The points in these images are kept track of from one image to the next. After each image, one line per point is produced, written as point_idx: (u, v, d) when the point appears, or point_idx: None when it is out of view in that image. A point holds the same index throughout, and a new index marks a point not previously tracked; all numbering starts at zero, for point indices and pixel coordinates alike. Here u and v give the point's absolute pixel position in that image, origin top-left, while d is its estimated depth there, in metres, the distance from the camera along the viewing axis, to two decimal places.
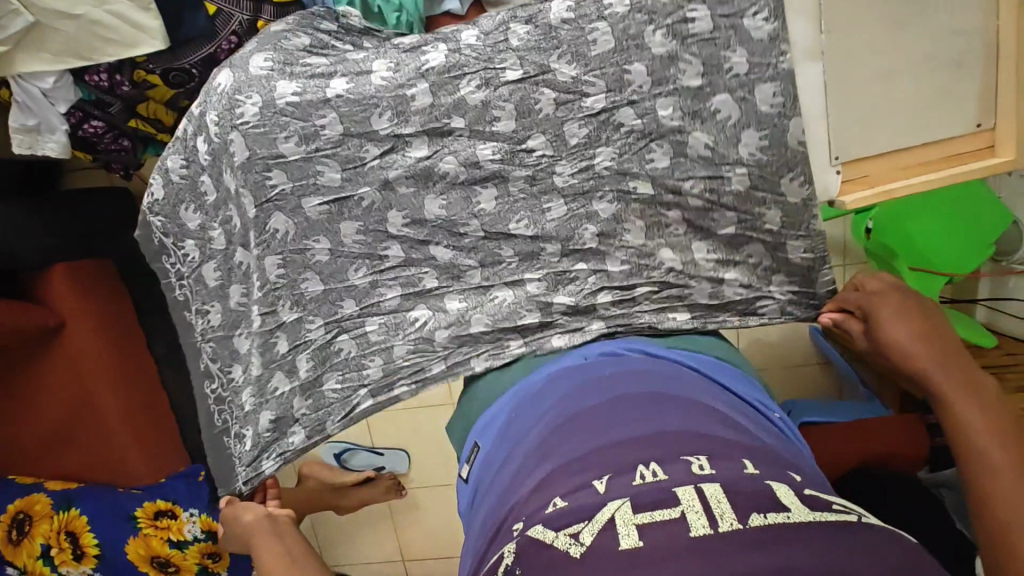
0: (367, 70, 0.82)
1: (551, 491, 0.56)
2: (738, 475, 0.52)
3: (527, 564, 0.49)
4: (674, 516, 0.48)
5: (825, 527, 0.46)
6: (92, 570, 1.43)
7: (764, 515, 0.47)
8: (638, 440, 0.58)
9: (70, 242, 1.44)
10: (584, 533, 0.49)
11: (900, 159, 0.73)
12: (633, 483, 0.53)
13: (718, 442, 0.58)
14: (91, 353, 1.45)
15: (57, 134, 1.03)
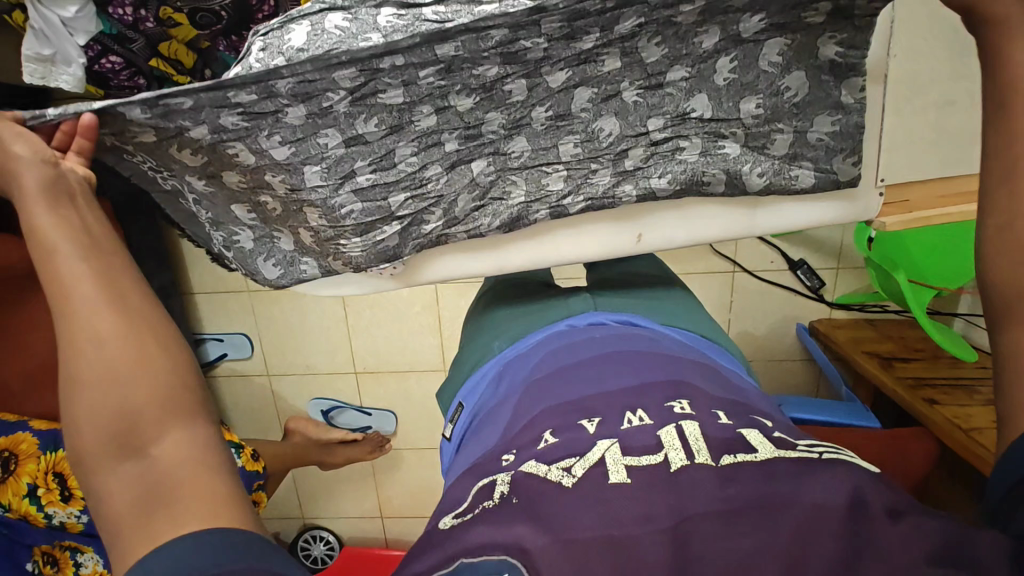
0: (479, 130, 0.71)
1: (544, 428, 0.61)
2: (716, 423, 0.57)
3: (520, 497, 0.50)
4: (659, 460, 0.52)
5: (788, 462, 0.51)
6: (79, 512, 1.39)
7: (735, 455, 0.52)
8: (626, 392, 0.65)
9: None
10: (574, 468, 0.52)
11: (937, 188, 0.76)
12: (620, 427, 0.58)
13: (696, 392, 0.64)
14: None
15: (72, 67, 0.96)
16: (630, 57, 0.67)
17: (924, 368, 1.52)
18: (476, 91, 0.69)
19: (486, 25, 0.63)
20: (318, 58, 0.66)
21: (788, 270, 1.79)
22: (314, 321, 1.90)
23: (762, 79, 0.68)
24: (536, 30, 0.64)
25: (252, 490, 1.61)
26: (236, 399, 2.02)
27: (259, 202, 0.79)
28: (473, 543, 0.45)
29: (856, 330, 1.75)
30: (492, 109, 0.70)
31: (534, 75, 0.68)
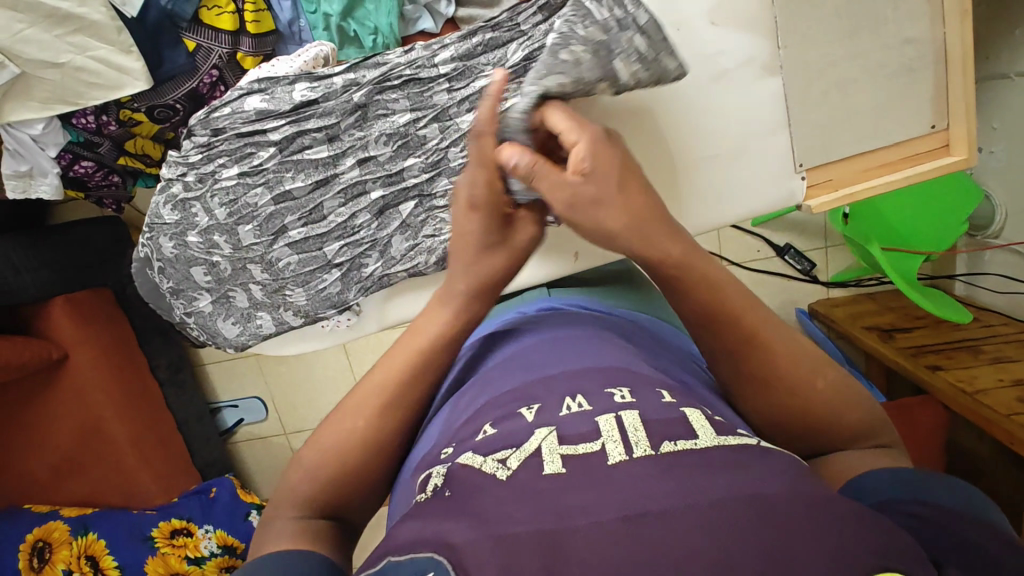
0: (399, 170, 0.73)
1: (481, 421, 0.53)
2: (658, 404, 0.49)
3: (452, 489, 0.43)
4: (595, 449, 0.44)
5: (734, 449, 0.43)
6: None
7: (675, 442, 0.43)
8: (568, 375, 0.56)
9: (67, 275, 1.47)
10: (511, 458, 0.45)
11: (857, 163, 0.76)
12: (558, 414, 0.50)
13: (638, 375, 0.56)
14: (98, 384, 1.49)
15: (48, 177, 1.05)
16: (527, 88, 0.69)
17: (928, 336, 1.48)
18: (393, 141, 0.72)
19: (392, 75, 0.70)
20: (242, 127, 0.71)
21: (777, 257, 1.77)
22: (321, 374, 1.93)
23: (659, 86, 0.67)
24: (434, 73, 0.70)
25: None
26: (259, 462, 2.05)
27: (213, 262, 0.79)
28: (400, 540, 0.40)
29: (855, 305, 1.71)
30: (409, 155, 0.73)
31: (450, 122, 0.72)
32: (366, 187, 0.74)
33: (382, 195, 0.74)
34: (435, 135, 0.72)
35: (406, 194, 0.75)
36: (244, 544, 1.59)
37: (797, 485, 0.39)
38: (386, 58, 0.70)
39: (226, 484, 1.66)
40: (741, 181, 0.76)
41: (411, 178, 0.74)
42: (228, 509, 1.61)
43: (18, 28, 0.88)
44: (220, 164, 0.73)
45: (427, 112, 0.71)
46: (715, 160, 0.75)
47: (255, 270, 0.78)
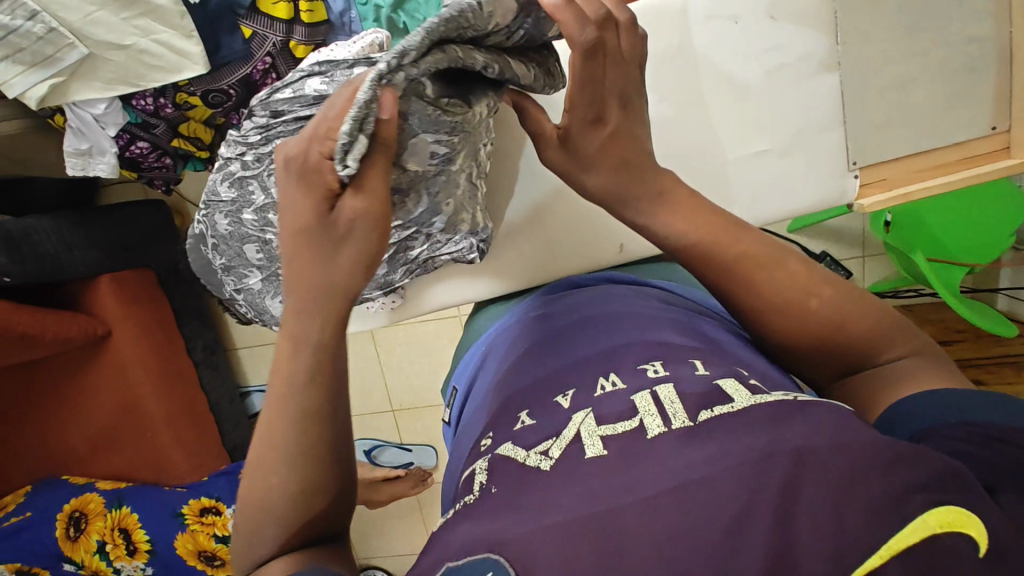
0: None
1: (521, 410, 0.53)
2: (693, 375, 0.49)
3: (499, 486, 0.43)
4: (635, 425, 0.44)
5: (771, 406, 0.42)
6: (144, 565, 1.48)
7: (713, 409, 0.43)
8: (603, 356, 0.57)
9: (114, 254, 1.51)
10: (552, 449, 0.44)
11: (912, 163, 0.75)
12: (594, 395, 0.50)
13: (673, 347, 0.56)
14: (137, 362, 1.53)
15: (107, 156, 1.09)
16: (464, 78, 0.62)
17: (969, 350, 1.44)
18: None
19: None
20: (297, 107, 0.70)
21: None
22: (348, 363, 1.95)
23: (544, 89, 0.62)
24: None
25: None
26: None
27: (265, 239, 0.80)
28: (455, 546, 0.40)
29: None
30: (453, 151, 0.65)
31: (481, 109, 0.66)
32: None
33: None
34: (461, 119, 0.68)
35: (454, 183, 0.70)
36: None
37: (834, 430, 0.39)
38: None
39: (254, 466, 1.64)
40: (790, 175, 0.75)
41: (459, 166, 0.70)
42: None
43: (87, 9, 0.91)
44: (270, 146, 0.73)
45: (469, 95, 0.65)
46: (767, 154, 0.75)
47: None
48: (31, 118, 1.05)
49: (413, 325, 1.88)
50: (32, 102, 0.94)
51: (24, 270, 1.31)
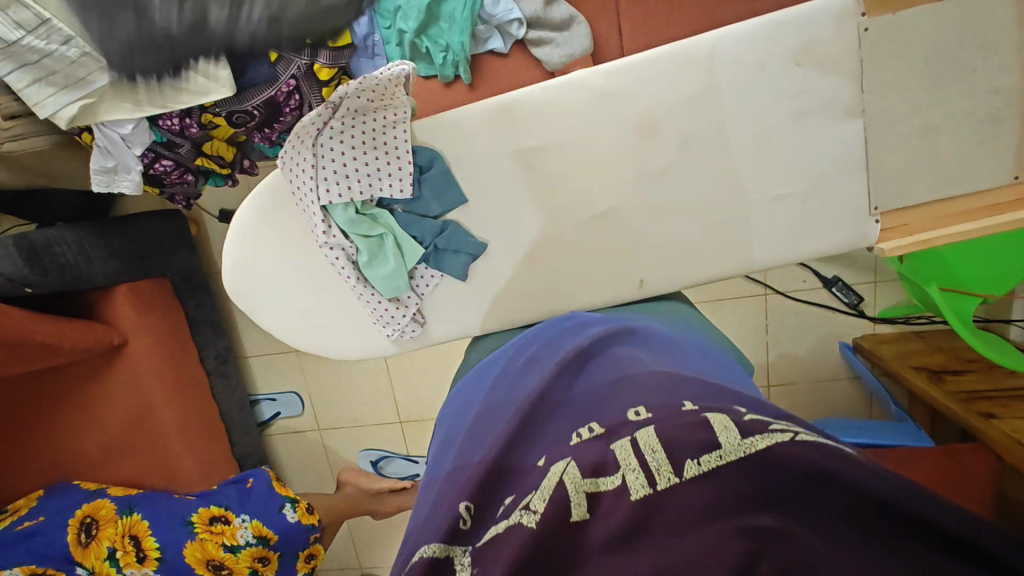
0: None
1: (501, 464, 0.47)
2: (675, 412, 0.44)
3: (484, 568, 0.38)
4: (617, 484, 0.40)
5: (772, 464, 0.36)
6: (152, 572, 1.50)
7: (698, 463, 0.38)
8: (587, 402, 0.51)
9: (132, 264, 1.53)
10: (535, 500, 0.40)
11: (936, 209, 0.75)
12: (570, 443, 0.45)
13: (650, 379, 0.51)
14: (152, 371, 1.55)
15: (131, 174, 1.10)
16: None
17: (979, 381, 1.44)
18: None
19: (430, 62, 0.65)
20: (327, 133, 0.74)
21: (823, 288, 1.75)
22: (359, 373, 1.96)
23: None
24: None
25: (310, 544, 1.65)
26: (292, 455, 2.10)
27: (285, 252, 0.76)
28: None
29: (903, 344, 1.67)
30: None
31: None
32: None
33: None
34: None
35: None
36: (276, 536, 1.59)
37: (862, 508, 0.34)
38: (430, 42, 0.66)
39: (263, 476, 1.65)
40: (812, 219, 0.76)
41: None
42: (263, 500, 1.60)
43: None
44: (291, 175, 0.76)
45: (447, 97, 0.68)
46: (790, 197, 0.75)
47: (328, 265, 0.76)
48: (61, 135, 1.07)
49: None
50: (65, 123, 0.96)
51: (47, 281, 1.33)
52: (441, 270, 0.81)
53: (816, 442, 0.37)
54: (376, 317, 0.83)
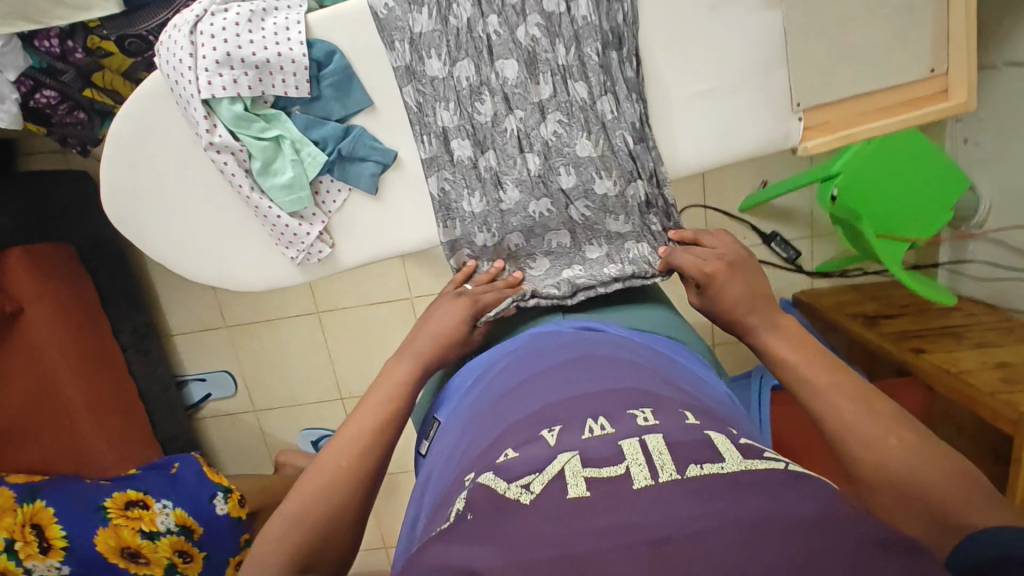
0: (499, 193, 0.81)
1: (504, 444, 0.57)
2: (680, 429, 0.54)
3: (474, 513, 0.48)
4: (619, 471, 0.49)
5: (751, 472, 0.47)
6: (60, 564, 1.31)
7: (701, 466, 0.48)
8: (591, 397, 0.60)
9: (28, 226, 1.42)
10: (534, 483, 0.49)
11: (856, 106, 0.77)
12: (581, 438, 0.54)
13: (660, 399, 0.60)
14: (53, 342, 1.41)
15: (6, 104, 0.98)
16: (470, 79, 0.77)
17: (910, 323, 1.47)
18: (512, 49, 0.77)
19: (464, 84, 0.77)
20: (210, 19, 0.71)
21: (762, 244, 1.74)
22: (294, 346, 1.85)
23: (462, 53, 0.77)
24: (493, 85, 0.78)
25: (238, 549, 1.54)
26: (225, 440, 1.97)
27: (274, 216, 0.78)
28: None
29: (841, 295, 1.69)
30: (546, 78, 0.77)
31: (465, 120, 0.78)
32: (456, 209, 0.82)
33: (454, 211, 0.83)
34: (459, 154, 0.80)
35: (468, 222, 0.82)
36: (202, 529, 1.48)
37: (806, 505, 0.43)
38: (433, 69, 0.77)
39: (190, 461, 1.56)
40: (734, 119, 0.78)
41: (470, 201, 0.81)
42: (191, 488, 1.51)
43: None
44: (169, 66, 0.71)
45: (459, 119, 0.78)
46: (711, 94, 0.77)
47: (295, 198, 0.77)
48: None
49: (364, 308, 1.80)
50: None
51: None
52: (349, 181, 0.80)
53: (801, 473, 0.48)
54: (277, 236, 0.80)
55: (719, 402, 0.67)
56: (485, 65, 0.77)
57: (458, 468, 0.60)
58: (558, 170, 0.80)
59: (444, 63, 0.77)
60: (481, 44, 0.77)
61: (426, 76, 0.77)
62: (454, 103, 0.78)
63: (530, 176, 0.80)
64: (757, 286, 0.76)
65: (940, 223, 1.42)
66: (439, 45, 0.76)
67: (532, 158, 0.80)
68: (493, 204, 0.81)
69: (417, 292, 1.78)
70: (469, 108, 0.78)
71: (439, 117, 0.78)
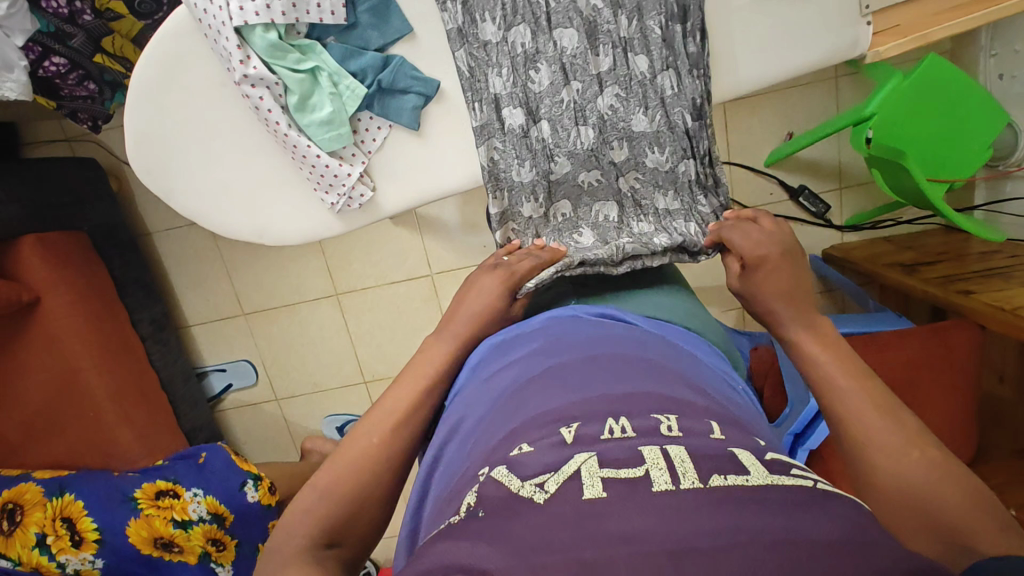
0: (550, 160, 0.81)
1: (518, 439, 0.51)
2: (705, 440, 0.46)
3: (486, 509, 0.42)
4: (639, 474, 0.42)
5: (785, 488, 0.40)
6: (93, 557, 1.28)
7: (726, 476, 0.41)
8: (613, 399, 0.53)
9: (41, 213, 1.37)
10: (549, 482, 0.43)
11: (927, 6, 0.79)
12: (599, 438, 0.47)
13: (685, 405, 0.53)
14: (69, 331, 1.37)
15: (14, 72, 0.92)
16: (526, 46, 0.78)
17: (950, 268, 1.41)
18: (573, 18, 0.77)
19: (521, 52, 0.78)
20: None
21: (790, 199, 1.68)
22: (313, 328, 1.79)
23: (519, 20, 0.77)
24: (549, 51, 0.78)
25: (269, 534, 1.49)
26: (248, 430, 1.93)
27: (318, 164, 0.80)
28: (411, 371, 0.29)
29: (873, 246, 1.63)
30: (606, 49, 0.78)
31: (519, 90, 0.79)
32: (505, 178, 0.81)
33: (502, 180, 0.82)
34: (509, 124, 0.80)
35: (518, 189, 0.81)
36: (234, 516, 1.43)
37: (847, 528, 0.36)
38: (487, 37, 0.78)
39: (218, 451, 1.47)
40: (791, 28, 0.79)
41: (521, 170, 0.81)
42: (221, 476, 1.44)
43: None
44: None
45: (512, 88, 0.79)
46: (771, 1, 0.78)
47: (339, 135, 0.79)
48: None
49: (383, 288, 1.75)
50: None
51: None
52: (389, 118, 0.81)
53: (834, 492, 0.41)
54: (317, 180, 0.82)
55: (742, 409, 0.61)
56: (543, 30, 0.78)
57: (469, 463, 0.54)
58: (612, 137, 0.80)
59: (501, 29, 0.77)
60: (538, 10, 0.77)
61: (482, 48, 0.78)
62: (507, 73, 0.78)
63: (582, 143, 0.80)
64: (796, 280, 0.70)
65: (978, 162, 1.37)
66: (496, 9, 0.77)
67: (587, 124, 0.80)
68: (543, 172, 0.81)
69: (438, 268, 1.73)
70: (525, 77, 0.79)
71: (493, 86, 0.79)
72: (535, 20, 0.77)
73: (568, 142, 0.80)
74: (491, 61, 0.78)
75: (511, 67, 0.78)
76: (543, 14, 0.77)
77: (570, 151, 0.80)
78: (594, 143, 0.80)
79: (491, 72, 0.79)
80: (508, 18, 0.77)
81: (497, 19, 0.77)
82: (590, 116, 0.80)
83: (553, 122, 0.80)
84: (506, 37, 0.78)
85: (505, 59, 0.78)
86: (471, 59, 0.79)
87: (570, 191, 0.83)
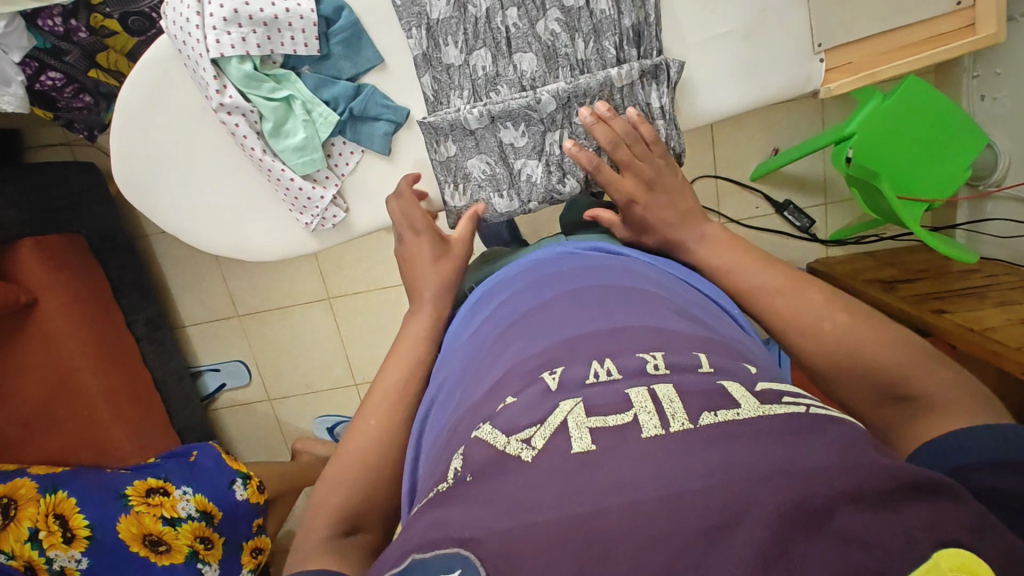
0: (517, 167, 0.84)
1: (503, 392, 0.49)
2: (695, 374, 0.43)
3: (475, 473, 0.40)
4: (627, 419, 0.40)
5: (776, 419, 0.38)
6: (82, 555, 1.31)
7: (716, 413, 0.39)
8: (596, 336, 0.51)
9: (39, 217, 1.42)
10: (536, 437, 0.40)
11: (882, 43, 0.85)
12: (584, 382, 0.45)
13: (673, 335, 0.50)
14: (69, 334, 1.42)
15: (12, 87, 0.99)
16: (487, 67, 0.80)
17: (929, 286, 1.44)
18: (531, 43, 0.79)
19: (483, 73, 0.80)
20: None
21: (775, 213, 1.70)
22: (305, 332, 1.83)
23: (481, 39, 0.79)
24: (511, 69, 0.80)
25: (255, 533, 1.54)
26: (241, 428, 1.97)
27: (293, 185, 0.84)
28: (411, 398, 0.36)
29: (857, 262, 1.65)
30: (564, 72, 0.80)
31: (486, 105, 0.80)
32: (475, 181, 0.85)
33: (472, 185, 0.85)
34: (477, 140, 0.83)
35: (492, 183, 0.85)
36: (222, 513, 1.48)
37: (842, 454, 0.35)
38: (449, 61, 0.80)
39: (209, 449, 1.54)
40: (751, 63, 0.82)
41: (491, 183, 0.85)
42: (210, 475, 1.49)
43: None
44: (174, 26, 0.74)
45: (477, 105, 0.81)
46: (730, 36, 0.81)
47: (313, 156, 0.82)
48: None
49: (375, 293, 1.77)
50: None
51: None
52: (361, 144, 0.85)
53: (831, 416, 0.40)
54: (292, 202, 0.86)
55: (732, 326, 0.61)
56: (506, 53, 0.79)
57: (447, 428, 0.54)
58: (574, 152, 0.84)
59: (462, 54, 0.79)
60: (498, 32, 0.79)
61: (444, 71, 0.81)
62: (470, 96, 0.81)
63: (550, 153, 0.83)
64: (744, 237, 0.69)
65: (957, 181, 1.39)
66: (455, 34, 0.79)
67: (549, 138, 0.83)
68: (512, 177, 0.84)
69: None
70: (489, 96, 0.81)
71: (455, 104, 0.82)
72: (497, 42, 0.79)
73: (535, 153, 0.84)
74: (453, 84, 0.81)
75: (474, 87, 0.81)
76: (505, 35, 0.79)
77: (539, 160, 0.84)
78: (561, 153, 0.84)
79: (454, 94, 0.82)
80: (469, 41, 0.79)
81: (458, 42, 0.79)
82: (555, 133, 0.83)
83: (516, 141, 0.83)
84: (468, 61, 0.80)
85: (467, 83, 0.81)
86: (435, 83, 0.81)
87: (546, 192, 0.84)
